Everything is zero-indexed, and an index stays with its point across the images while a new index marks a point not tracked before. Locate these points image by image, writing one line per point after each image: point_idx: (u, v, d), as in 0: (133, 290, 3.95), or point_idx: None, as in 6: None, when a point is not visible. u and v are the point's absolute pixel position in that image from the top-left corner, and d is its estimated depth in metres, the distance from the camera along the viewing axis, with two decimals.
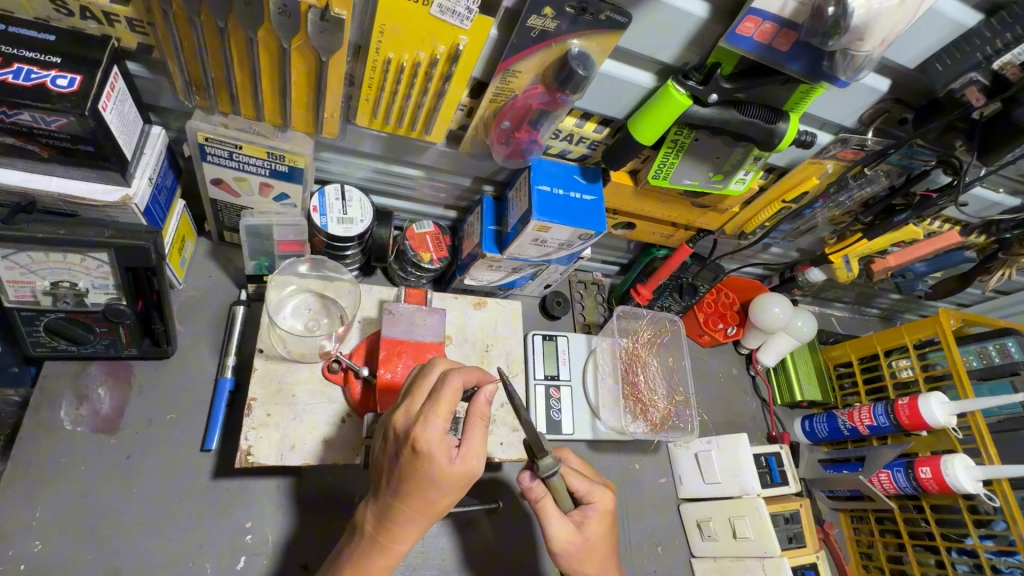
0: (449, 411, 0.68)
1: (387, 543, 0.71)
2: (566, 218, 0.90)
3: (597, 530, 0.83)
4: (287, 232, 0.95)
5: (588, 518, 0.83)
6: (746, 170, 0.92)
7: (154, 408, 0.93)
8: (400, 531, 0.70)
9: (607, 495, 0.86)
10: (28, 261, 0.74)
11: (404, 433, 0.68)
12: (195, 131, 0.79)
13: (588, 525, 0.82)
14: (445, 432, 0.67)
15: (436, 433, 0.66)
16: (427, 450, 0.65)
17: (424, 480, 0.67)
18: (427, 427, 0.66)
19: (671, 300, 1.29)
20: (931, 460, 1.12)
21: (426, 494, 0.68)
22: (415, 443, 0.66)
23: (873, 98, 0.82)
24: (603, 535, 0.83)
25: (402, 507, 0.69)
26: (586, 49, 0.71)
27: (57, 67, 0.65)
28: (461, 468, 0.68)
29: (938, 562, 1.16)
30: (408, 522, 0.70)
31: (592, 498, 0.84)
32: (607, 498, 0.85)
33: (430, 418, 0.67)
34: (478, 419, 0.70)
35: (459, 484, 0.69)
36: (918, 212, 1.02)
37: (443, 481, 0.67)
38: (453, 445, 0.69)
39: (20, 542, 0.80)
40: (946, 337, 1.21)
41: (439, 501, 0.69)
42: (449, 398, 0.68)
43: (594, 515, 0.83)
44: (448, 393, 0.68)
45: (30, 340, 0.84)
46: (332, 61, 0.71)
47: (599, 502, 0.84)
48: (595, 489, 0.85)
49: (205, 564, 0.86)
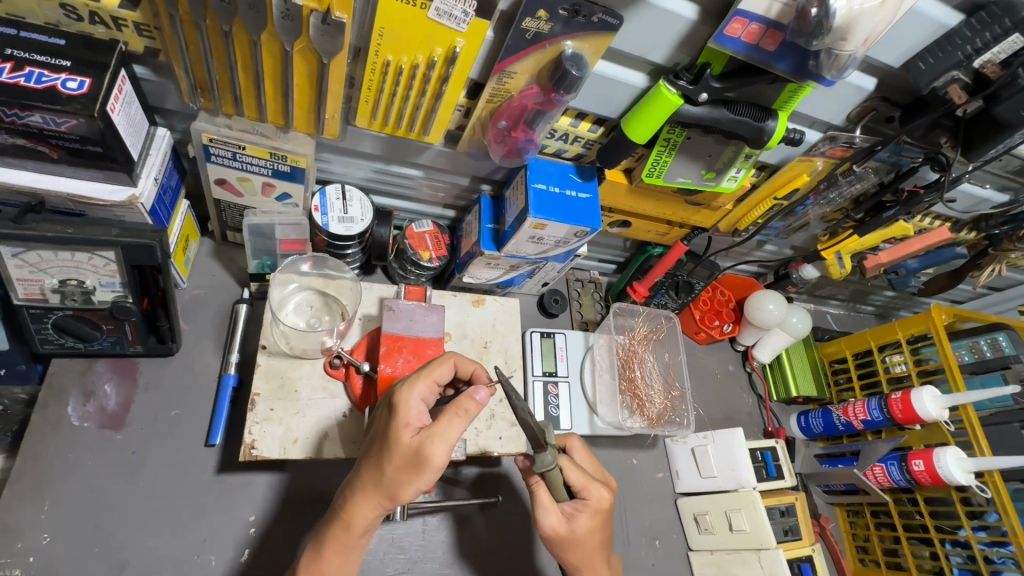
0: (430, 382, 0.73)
1: (343, 508, 0.72)
2: (563, 216, 0.92)
3: (588, 523, 0.83)
4: (289, 231, 0.97)
5: (579, 512, 0.84)
6: (737, 168, 0.94)
7: (159, 405, 0.94)
8: (353, 499, 0.71)
9: (603, 493, 0.86)
10: (38, 260, 0.76)
11: (390, 393, 0.74)
12: (199, 132, 0.81)
13: (579, 516, 0.83)
14: (418, 398, 0.71)
15: (409, 394, 0.71)
16: (395, 405, 0.70)
17: (383, 442, 0.69)
18: (405, 386, 0.72)
19: (668, 297, 1.31)
20: (923, 452, 1.15)
21: (380, 460, 0.69)
22: (391, 396, 0.71)
23: (860, 97, 0.84)
24: (591, 529, 0.84)
25: (361, 471, 0.71)
26: (579, 50, 0.74)
27: (66, 70, 0.67)
28: (415, 442, 0.68)
29: (933, 554, 1.18)
30: (360, 489, 0.70)
31: (588, 493, 0.85)
32: (602, 497, 0.85)
33: (414, 382, 0.73)
34: (456, 413, 0.69)
35: (410, 460, 0.68)
36: (907, 209, 1.04)
37: (396, 447, 0.68)
38: (423, 418, 0.71)
39: (28, 535, 0.82)
40: (938, 332, 1.23)
41: (390, 475, 0.68)
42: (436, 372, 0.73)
43: (586, 509, 0.84)
44: (437, 368, 0.75)
45: (38, 338, 0.86)
46: (333, 63, 0.73)
47: (592, 499, 0.84)
48: (592, 485, 0.85)
49: (209, 556, 0.88)
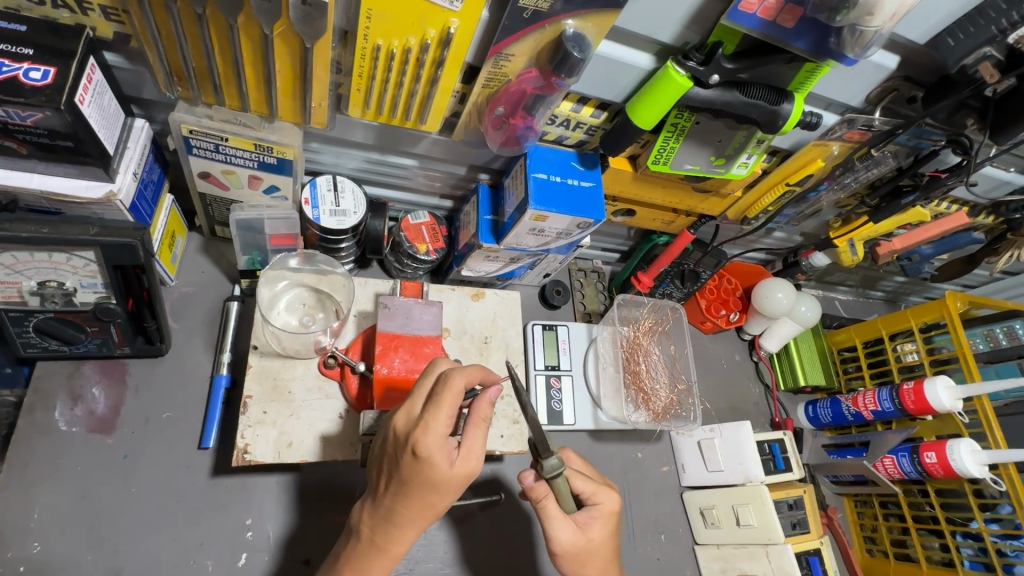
0: (449, 414, 0.66)
1: (385, 543, 0.70)
2: (564, 206, 0.87)
3: (602, 531, 0.82)
4: (279, 226, 0.92)
5: (593, 520, 0.82)
6: (748, 154, 0.89)
7: (150, 407, 0.92)
8: (398, 532, 0.70)
9: (613, 496, 0.85)
10: (13, 261, 0.72)
11: (404, 438, 0.67)
12: (178, 123, 0.76)
13: (593, 525, 0.81)
14: (442, 439, 0.66)
15: (436, 438, 0.65)
16: (428, 455, 0.65)
17: (424, 485, 0.66)
18: (428, 431, 0.65)
19: (672, 287, 1.26)
20: (936, 444, 1.12)
21: (427, 496, 0.67)
22: (415, 446, 0.65)
23: (881, 76, 0.78)
24: (606, 535, 0.82)
25: (402, 508, 0.68)
26: (581, 30, 0.68)
27: (29, 59, 0.63)
28: (463, 471, 0.67)
29: (943, 545, 1.17)
30: (406, 522, 0.69)
31: (598, 499, 0.84)
32: (612, 499, 0.84)
33: (432, 423, 0.65)
34: (487, 422, 0.69)
35: (459, 486, 0.68)
36: (926, 194, 0.98)
37: (443, 484, 0.67)
38: (452, 448, 0.68)
39: (18, 544, 0.80)
40: (952, 320, 1.19)
41: (441, 502, 0.69)
42: (450, 400, 0.66)
43: (598, 517, 0.82)
44: (449, 397, 0.66)
45: (21, 341, 0.83)
46: (318, 48, 0.68)
47: (604, 504, 0.83)
48: (601, 490, 0.84)
49: (206, 561, 0.86)
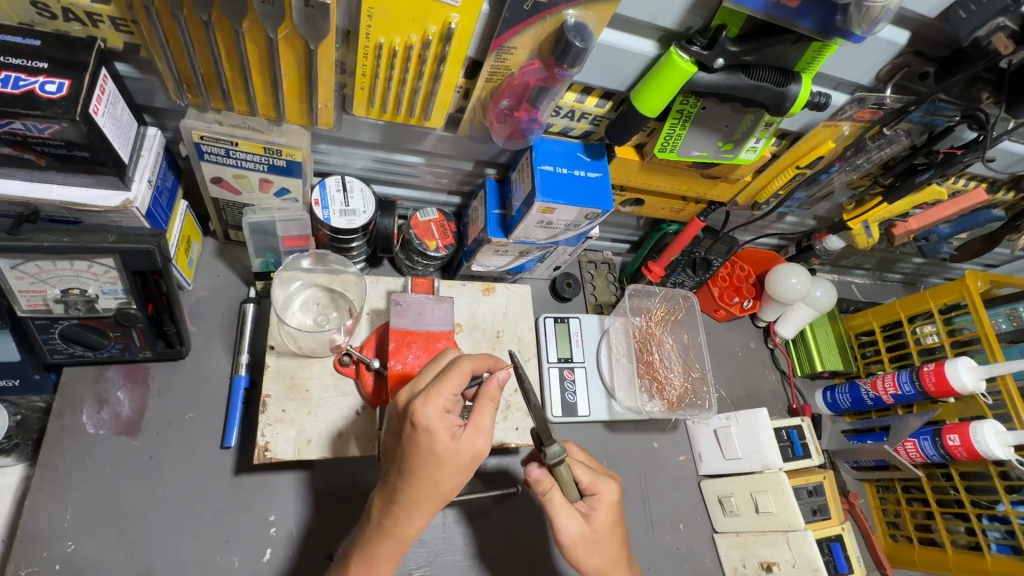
0: (453, 388, 0.69)
1: (394, 526, 0.70)
2: (571, 198, 0.87)
3: (606, 519, 0.82)
4: (291, 227, 0.94)
5: (595, 509, 0.82)
6: (757, 138, 0.88)
7: (173, 409, 0.94)
8: (405, 514, 0.70)
9: (613, 486, 0.84)
10: (37, 270, 0.75)
11: (406, 411, 0.68)
12: (189, 130, 0.78)
13: (596, 514, 0.82)
14: (443, 411, 0.67)
15: (436, 410, 0.67)
16: (426, 425, 0.66)
17: (426, 459, 0.67)
18: (428, 402, 0.67)
19: (684, 276, 1.25)
20: (958, 426, 1.10)
21: (430, 473, 0.67)
22: (415, 416, 0.66)
23: (890, 53, 0.77)
24: (610, 525, 0.82)
25: (406, 487, 0.68)
26: (582, 19, 0.68)
27: (44, 72, 0.64)
28: (467, 448, 0.68)
29: (969, 529, 1.16)
30: (413, 503, 0.69)
31: (597, 488, 0.83)
32: (612, 489, 0.84)
33: (433, 395, 0.68)
34: (491, 401, 0.71)
35: (464, 465, 0.68)
36: (942, 171, 0.96)
37: (445, 460, 0.67)
38: (455, 424, 0.69)
39: (53, 544, 0.83)
40: (973, 301, 1.17)
41: (446, 482, 0.68)
42: (454, 375, 0.69)
43: (600, 506, 0.82)
44: (455, 374, 0.69)
45: (47, 348, 0.86)
46: (321, 49, 0.69)
47: (604, 493, 0.83)
48: (600, 480, 0.84)
49: (232, 557, 0.88)
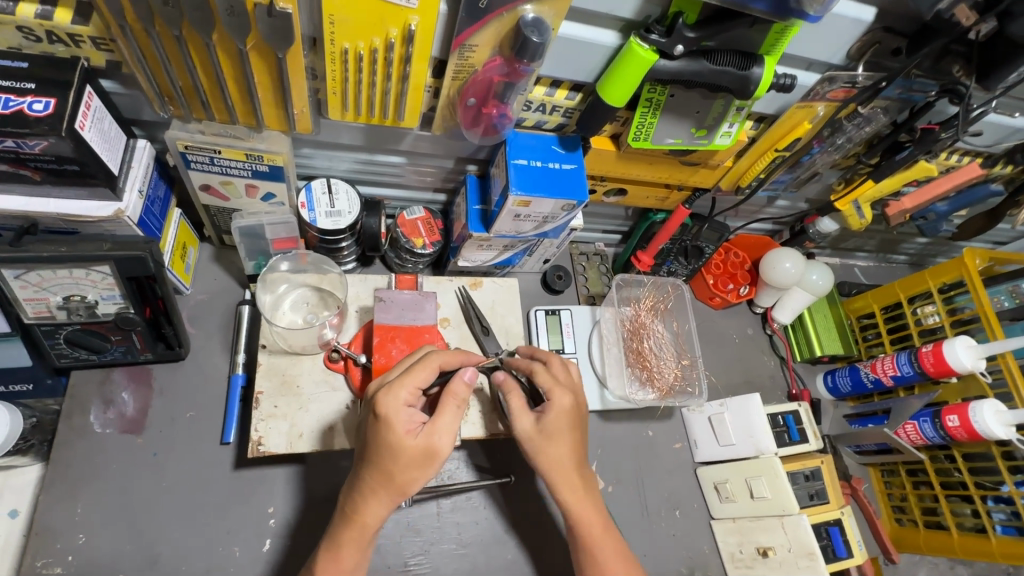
0: (416, 382, 0.73)
1: (354, 514, 0.73)
2: (546, 190, 0.89)
3: (557, 422, 0.83)
4: (280, 230, 0.98)
5: (547, 413, 0.83)
6: (730, 122, 0.88)
7: (175, 408, 0.99)
8: (361, 500, 0.73)
9: (568, 394, 0.84)
10: (39, 280, 0.79)
11: (371, 400, 0.74)
12: (174, 141, 0.81)
13: (547, 417, 0.83)
14: (404, 403, 0.72)
15: (395, 401, 0.71)
16: (384, 414, 0.71)
17: (381, 448, 0.71)
18: (389, 394, 0.72)
19: (677, 265, 1.28)
20: (958, 407, 1.08)
21: (384, 462, 0.71)
22: (375, 406, 0.71)
23: (858, 31, 0.76)
24: (559, 426, 0.83)
25: (364, 475, 0.72)
26: (540, 15, 0.69)
27: (32, 92, 0.68)
28: (421, 442, 0.71)
29: (974, 512, 1.13)
30: (370, 491, 0.72)
31: (551, 395, 0.83)
32: (567, 395, 0.84)
33: (395, 387, 0.73)
34: (453, 401, 0.74)
35: (418, 460, 0.71)
36: (922, 148, 0.96)
37: (399, 451, 0.70)
38: (416, 419, 0.73)
39: (66, 536, 0.88)
40: (972, 279, 1.14)
41: (401, 475, 0.71)
42: (419, 371, 0.74)
43: (550, 409, 0.83)
44: (421, 369, 0.74)
45: (54, 352, 0.91)
46: (290, 56, 0.71)
47: (556, 399, 0.83)
48: (556, 385, 0.84)
49: (234, 547, 0.92)
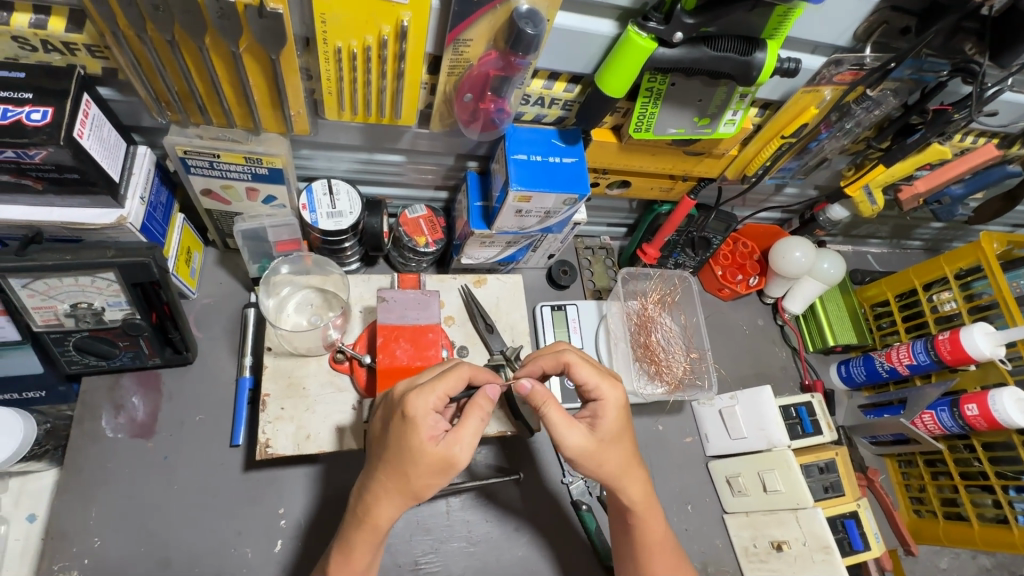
0: (447, 387, 0.71)
1: (365, 516, 0.72)
2: (547, 185, 0.88)
3: (610, 425, 0.79)
4: (282, 232, 0.99)
5: (598, 419, 0.80)
6: (734, 110, 0.86)
7: (184, 411, 0.99)
8: (373, 502, 0.71)
9: (618, 391, 0.81)
10: (45, 288, 0.80)
11: (398, 401, 0.72)
12: (173, 146, 0.81)
13: (600, 422, 0.79)
14: (433, 408, 0.70)
15: (424, 405, 0.69)
16: (412, 417, 0.68)
17: (402, 451, 0.69)
18: (421, 397, 0.70)
19: (685, 256, 1.26)
20: (977, 396, 1.05)
21: (402, 465, 0.69)
22: (404, 408, 0.69)
23: (863, 10, 0.73)
24: (616, 429, 0.79)
25: (380, 477, 0.71)
26: (534, 6, 0.68)
27: (29, 102, 0.68)
28: (443, 450, 0.69)
29: (996, 502, 1.11)
30: (383, 493, 0.71)
31: (601, 393, 0.80)
32: (616, 393, 0.80)
33: (425, 390, 0.71)
34: (479, 411, 0.72)
35: (436, 467, 0.70)
36: (933, 130, 0.93)
37: (419, 456, 0.69)
38: (439, 425, 0.71)
39: (81, 540, 0.89)
40: (990, 265, 1.11)
41: (416, 480, 0.70)
42: (451, 376, 0.72)
43: (603, 411, 0.79)
44: (453, 375, 0.73)
45: (64, 359, 0.92)
46: (283, 57, 0.71)
47: (608, 398, 0.79)
48: (604, 383, 0.80)
49: (245, 548, 0.93)
